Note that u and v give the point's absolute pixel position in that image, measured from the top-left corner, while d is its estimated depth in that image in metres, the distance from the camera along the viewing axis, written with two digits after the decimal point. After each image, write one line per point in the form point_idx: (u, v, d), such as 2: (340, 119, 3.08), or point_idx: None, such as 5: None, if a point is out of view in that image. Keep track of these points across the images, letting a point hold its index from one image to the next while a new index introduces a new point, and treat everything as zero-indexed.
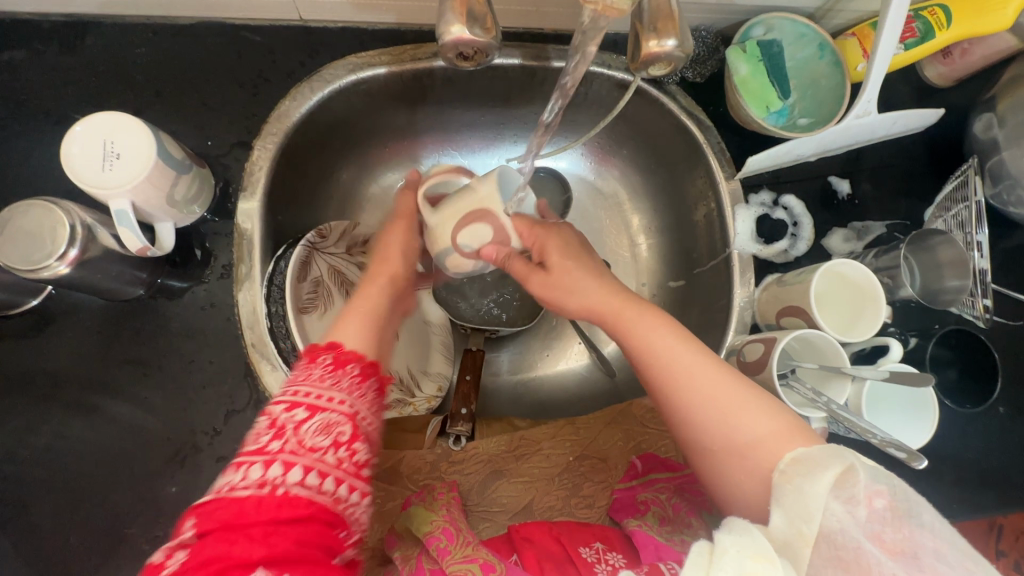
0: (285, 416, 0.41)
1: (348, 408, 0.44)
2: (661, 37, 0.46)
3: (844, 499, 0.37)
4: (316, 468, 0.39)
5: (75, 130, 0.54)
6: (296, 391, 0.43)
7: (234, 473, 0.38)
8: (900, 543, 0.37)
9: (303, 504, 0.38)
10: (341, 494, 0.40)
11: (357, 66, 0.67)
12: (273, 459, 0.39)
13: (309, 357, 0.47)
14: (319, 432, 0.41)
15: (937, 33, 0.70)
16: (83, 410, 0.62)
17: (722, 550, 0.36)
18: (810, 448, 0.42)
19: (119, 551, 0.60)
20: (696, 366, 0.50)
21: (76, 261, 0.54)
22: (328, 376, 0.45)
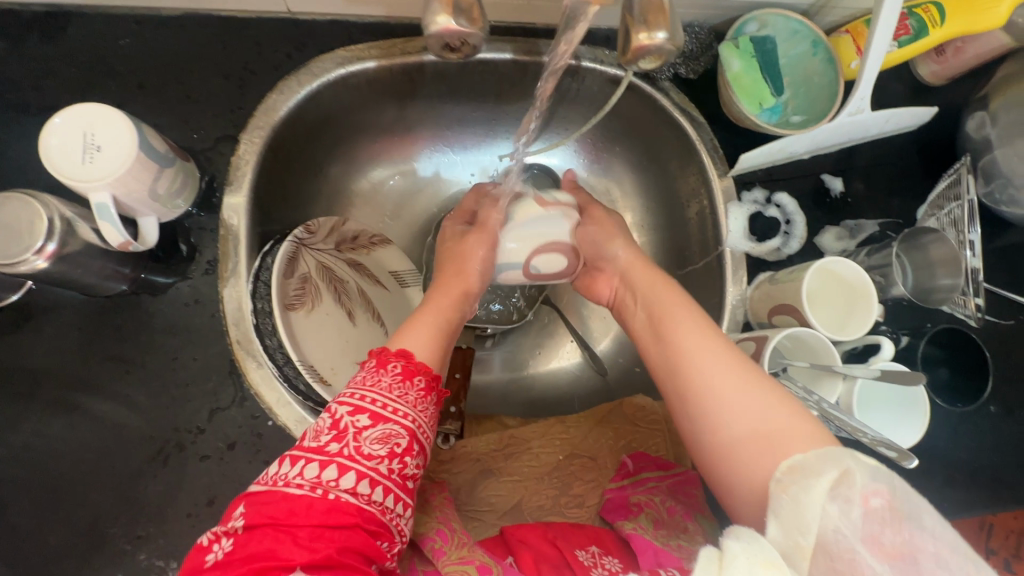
0: (348, 418, 0.45)
1: (410, 422, 0.47)
2: (651, 30, 0.45)
3: (844, 503, 0.37)
4: (368, 477, 0.43)
5: (53, 121, 0.53)
6: (363, 396, 0.46)
7: (292, 466, 0.42)
8: (898, 547, 0.36)
9: (352, 512, 0.41)
10: (387, 505, 0.44)
11: (346, 60, 0.66)
12: (331, 462, 0.42)
13: (378, 360, 0.49)
14: (380, 442, 0.44)
15: (930, 30, 0.69)
16: (64, 408, 0.61)
17: (732, 555, 0.36)
18: (807, 454, 0.41)
19: (100, 553, 0.59)
20: (714, 359, 0.51)
21: (55, 256, 0.53)
22: (396, 387, 0.47)
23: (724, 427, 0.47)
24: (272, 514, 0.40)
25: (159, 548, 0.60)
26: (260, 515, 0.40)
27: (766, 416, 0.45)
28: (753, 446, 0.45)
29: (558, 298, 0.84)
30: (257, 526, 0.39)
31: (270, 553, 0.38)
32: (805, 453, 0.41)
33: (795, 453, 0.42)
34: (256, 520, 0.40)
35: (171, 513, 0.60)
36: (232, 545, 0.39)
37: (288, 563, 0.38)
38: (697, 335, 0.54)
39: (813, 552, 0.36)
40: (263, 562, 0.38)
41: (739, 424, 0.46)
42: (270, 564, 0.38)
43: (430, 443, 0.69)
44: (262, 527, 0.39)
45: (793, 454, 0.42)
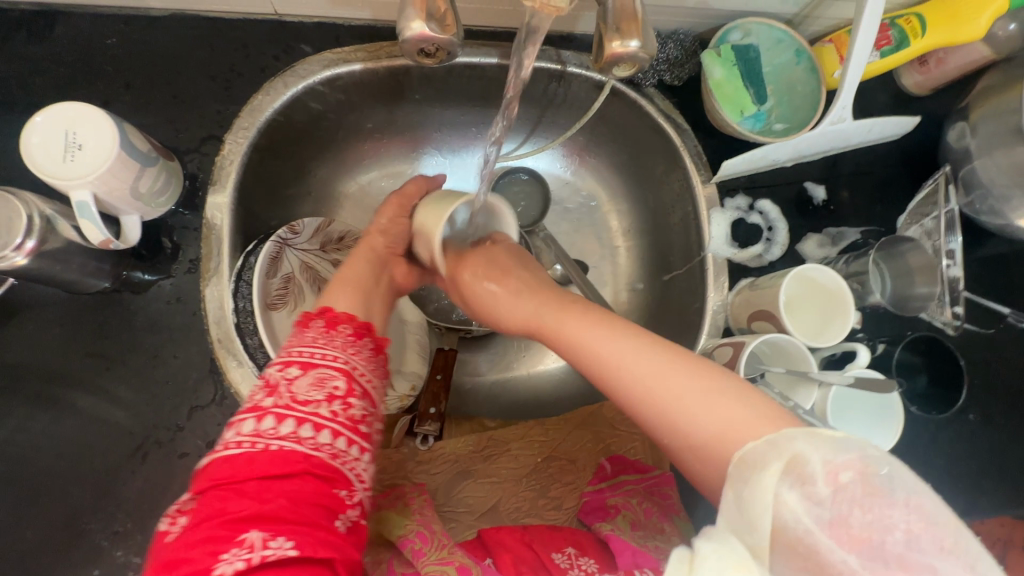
0: (279, 374, 0.47)
1: (342, 365, 0.49)
2: (624, 38, 0.46)
3: (804, 490, 0.35)
4: (309, 421, 0.44)
5: (35, 120, 0.53)
6: (291, 353, 0.48)
7: (232, 432, 0.44)
8: (867, 529, 0.34)
9: (298, 459, 0.42)
10: (338, 448, 0.45)
11: (332, 62, 0.67)
12: (267, 413, 0.44)
13: (303, 324, 0.53)
14: (313, 386, 0.46)
15: (911, 42, 0.70)
16: (45, 403, 0.61)
17: (703, 557, 0.34)
18: (758, 442, 0.38)
19: (77, 548, 0.59)
20: (647, 361, 0.47)
21: (34, 252, 0.53)
22: (321, 338, 0.51)
23: (671, 435, 0.44)
24: (218, 475, 0.41)
25: (136, 545, 0.60)
26: (207, 480, 0.41)
27: (715, 410, 0.42)
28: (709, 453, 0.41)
29: None
30: (206, 490, 0.41)
31: (219, 511, 0.39)
32: (757, 438, 0.38)
33: (747, 440, 0.39)
34: (203, 486, 0.41)
35: (149, 510, 0.60)
36: (185, 520, 0.40)
37: (238, 516, 0.39)
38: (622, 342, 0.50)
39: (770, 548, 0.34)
40: (214, 519, 0.39)
41: (688, 433, 0.43)
42: (221, 523, 0.39)
43: (408, 444, 0.69)
44: (210, 489, 0.41)
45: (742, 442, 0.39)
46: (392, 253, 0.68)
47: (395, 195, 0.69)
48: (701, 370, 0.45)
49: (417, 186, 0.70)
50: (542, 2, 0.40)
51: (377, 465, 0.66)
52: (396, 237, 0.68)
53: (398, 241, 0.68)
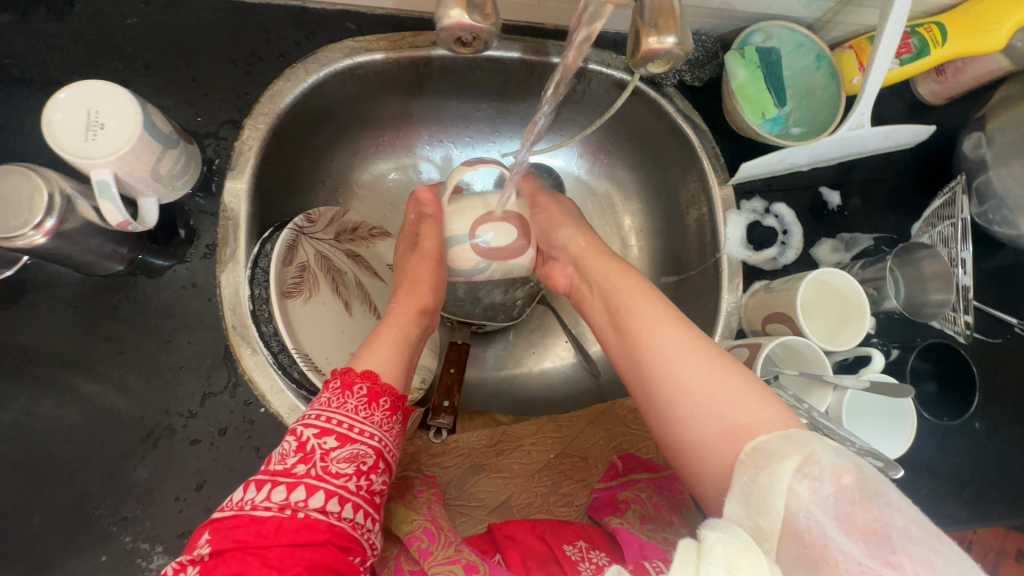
0: (314, 440, 0.46)
1: (376, 442, 0.49)
2: (661, 34, 0.46)
3: (811, 483, 0.35)
4: (337, 495, 0.45)
5: (59, 97, 0.53)
6: (326, 417, 0.47)
7: (257, 492, 0.44)
8: (872, 523, 0.34)
9: (322, 529, 0.43)
10: (357, 520, 0.45)
11: (354, 51, 0.66)
12: (297, 483, 0.44)
13: (344, 382, 0.51)
14: (347, 462, 0.46)
15: (932, 49, 0.70)
16: (56, 386, 0.61)
17: (709, 545, 0.33)
18: (772, 436, 0.39)
19: (86, 534, 0.59)
20: (686, 339, 0.49)
21: (53, 231, 0.52)
22: (361, 409, 0.49)
23: (695, 409, 0.45)
24: (240, 536, 0.41)
25: (144, 531, 0.59)
26: (227, 539, 0.41)
27: (734, 398, 0.44)
28: (725, 431, 0.43)
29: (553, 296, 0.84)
30: (225, 549, 0.41)
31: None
32: (771, 433, 0.40)
33: (761, 432, 0.40)
34: (223, 543, 0.41)
35: (159, 496, 0.60)
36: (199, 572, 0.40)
37: None
38: (657, 318, 0.52)
39: (782, 536, 0.35)
40: None
41: (711, 407, 0.44)
42: None
43: (422, 436, 0.70)
44: (230, 550, 0.41)
45: (758, 435, 0.41)
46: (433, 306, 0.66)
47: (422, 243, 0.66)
48: (725, 360, 0.47)
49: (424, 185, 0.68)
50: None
51: None
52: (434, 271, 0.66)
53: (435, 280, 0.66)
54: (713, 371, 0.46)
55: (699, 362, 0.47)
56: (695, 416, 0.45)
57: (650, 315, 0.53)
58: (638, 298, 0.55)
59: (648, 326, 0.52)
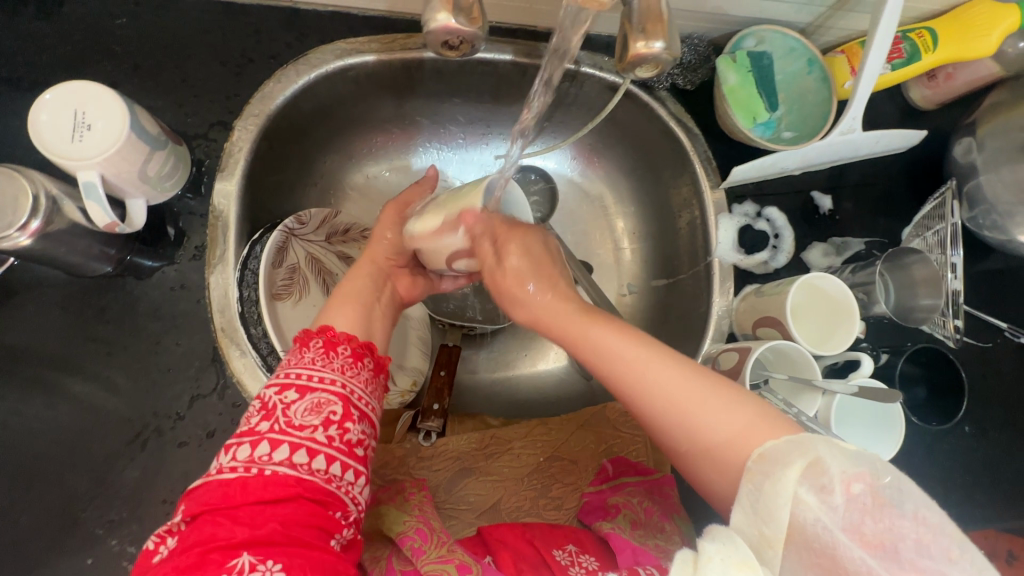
0: (275, 397, 0.46)
1: (340, 389, 0.47)
2: (649, 39, 0.46)
3: (819, 493, 0.35)
4: (304, 447, 0.44)
5: (45, 98, 0.52)
6: (288, 374, 0.47)
7: (226, 456, 0.43)
8: (880, 535, 0.34)
9: (291, 484, 0.42)
10: (333, 473, 0.44)
11: (345, 52, 0.66)
12: (262, 438, 0.43)
13: (302, 342, 0.50)
14: (308, 412, 0.45)
15: (923, 55, 0.71)
16: (43, 387, 0.60)
17: (707, 558, 0.34)
18: (778, 442, 0.38)
19: (72, 536, 0.58)
20: (663, 369, 0.46)
21: (39, 233, 0.52)
22: (320, 360, 0.48)
23: (692, 443, 0.43)
24: (209, 499, 0.41)
25: (131, 533, 0.59)
26: (198, 503, 0.41)
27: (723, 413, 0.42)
28: (726, 458, 0.41)
29: None
30: (197, 513, 0.40)
31: (210, 537, 0.39)
32: (775, 439, 0.39)
33: (766, 440, 0.39)
34: (193, 508, 0.41)
35: (146, 499, 0.59)
36: (176, 541, 0.40)
37: (230, 541, 0.39)
38: (626, 341, 0.50)
39: (787, 544, 0.35)
40: (206, 544, 0.39)
41: (707, 439, 0.42)
42: (211, 547, 0.39)
43: (411, 439, 0.70)
44: (201, 514, 0.40)
45: (761, 442, 0.39)
46: (392, 265, 0.66)
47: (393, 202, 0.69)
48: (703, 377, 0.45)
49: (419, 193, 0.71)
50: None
51: (380, 459, 0.66)
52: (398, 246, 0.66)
53: (396, 252, 0.66)
54: (699, 398, 0.44)
55: (682, 393, 0.45)
56: (696, 450, 0.43)
57: (623, 348, 0.49)
58: (607, 333, 0.51)
59: (625, 362, 0.48)
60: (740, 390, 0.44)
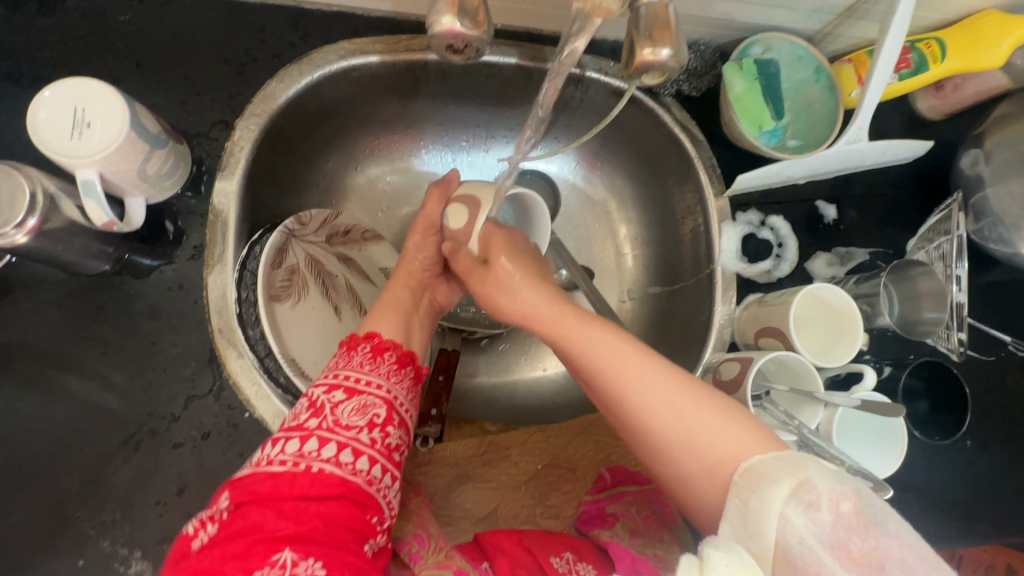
0: (324, 396, 0.47)
1: (384, 393, 0.49)
2: (656, 46, 0.45)
3: (807, 509, 0.35)
4: (350, 447, 0.45)
5: (44, 94, 0.52)
6: (336, 375, 0.49)
7: (273, 449, 0.44)
8: (867, 554, 0.33)
9: (337, 484, 0.43)
10: (373, 475, 0.45)
11: (349, 53, 0.66)
12: (311, 435, 0.44)
13: (350, 345, 0.53)
14: (356, 412, 0.47)
15: (931, 65, 0.70)
16: (38, 386, 0.60)
17: (712, 563, 0.33)
18: (766, 457, 0.38)
19: (63, 537, 0.58)
20: (649, 382, 0.45)
21: (36, 231, 0.51)
22: (367, 364, 0.51)
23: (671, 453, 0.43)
24: (258, 489, 0.41)
25: (124, 535, 0.58)
26: (245, 493, 0.41)
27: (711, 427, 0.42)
28: (707, 469, 0.41)
29: None
30: (242, 503, 0.40)
31: (256, 526, 0.39)
32: (764, 454, 0.39)
33: (753, 453, 0.39)
34: (240, 497, 0.41)
35: (139, 500, 0.59)
36: (216, 529, 0.40)
37: (275, 534, 0.39)
38: (611, 348, 0.48)
39: (776, 560, 0.35)
40: (251, 534, 0.39)
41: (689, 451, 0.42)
42: (255, 538, 0.39)
43: (409, 444, 0.68)
44: (247, 503, 0.40)
45: (749, 456, 0.39)
46: (428, 275, 0.66)
47: (420, 212, 0.66)
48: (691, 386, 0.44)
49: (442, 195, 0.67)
50: (595, 3, 0.40)
51: None
52: (431, 256, 0.66)
53: (430, 261, 0.66)
54: (688, 410, 0.43)
55: (672, 406, 0.44)
56: (681, 458, 0.42)
57: (616, 355, 0.47)
58: (598, 339, 0.49)
59: (615, 369, 0.46)
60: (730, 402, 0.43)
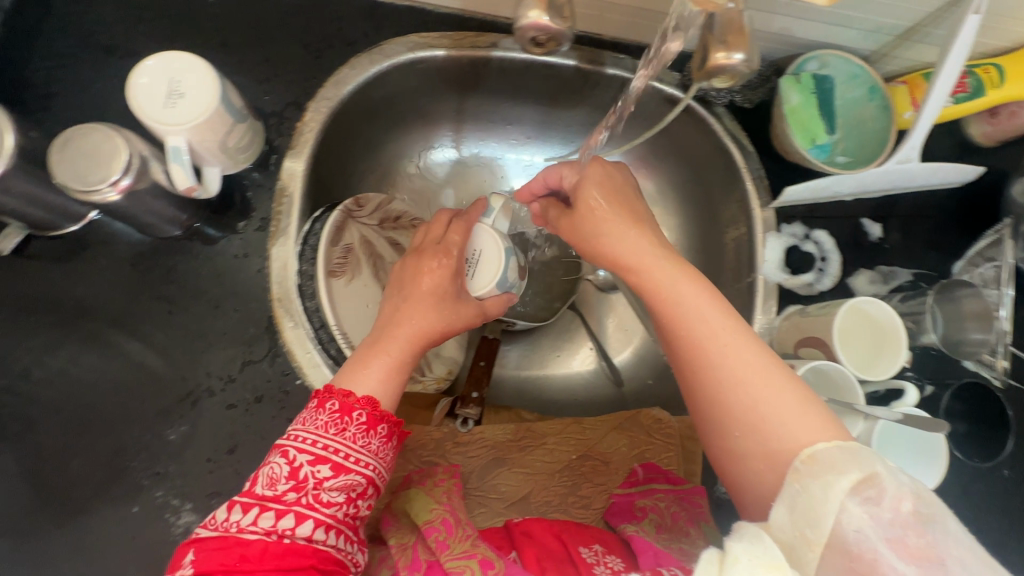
0: (309, 469, 0.47)
1: (369, 471, 0.49)
2: (729, 50, 0.47)
3: (869, 504, 0.37)
4: (325, 524, 0.46)
5: (147, 63, 0.55)
6: (324, 446, 0.48)
7: (246, 513, 0.45)
8: (924, 548, 0.36)
9: (307, 554, 0.45)
10: (341, 544, 0.47)
11: (417, 46, 0.69)
12: (286, 511, 0.45)
13: (344, 408, 0.50)
14: (338, 491, 0.47)
15: (988, 90, 0.71)
16: (107, 339, 0.63)
17: (733, 557, 0.35)
18: (829, 447, 0.39)
19: (119, 484, 0.60)
20: (733, 353, 0.45)
21: (127, 190, 0.54)
22: (359, 438, 0.49)
23: (741, 429, 0.44)
24: (225, 559, 0.43)
25: (175, 488, 0.61)
26: (212, 559, 0.43)
27: (786, 412, 0.42)
28: (772, 448, 0.42)
29: (583, 303, 0.86)
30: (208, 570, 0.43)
31: None
32: (829, 442, 0.40)
33: (817, 441, 0.40)
34: (206, 565, 0.43)
35: (192, 455, 0.62)
36: None
37: None
38: (705, 307, 0.48)
39: (826, 547, 0.36)
40: None
41: (760, 431, 0.43)
42: None
43: (447, 425, 0.70)
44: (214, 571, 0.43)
45: (813, 442, 0.40)
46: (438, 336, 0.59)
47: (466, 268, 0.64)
48: (774, 367, 0.45)
49: (496, 305, 0.65)
50: None
51: (416, 440, 0.67)
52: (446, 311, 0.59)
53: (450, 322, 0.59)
54: (769, 385, 0.44)
55: (754, 379, 0.44)
56: (747, 436, 0.43)
57: (709, 317, 0.47)
58: (692, 296, 0.48)
59: (703, 331, 0.47)
60: (811, 389, 0.44)
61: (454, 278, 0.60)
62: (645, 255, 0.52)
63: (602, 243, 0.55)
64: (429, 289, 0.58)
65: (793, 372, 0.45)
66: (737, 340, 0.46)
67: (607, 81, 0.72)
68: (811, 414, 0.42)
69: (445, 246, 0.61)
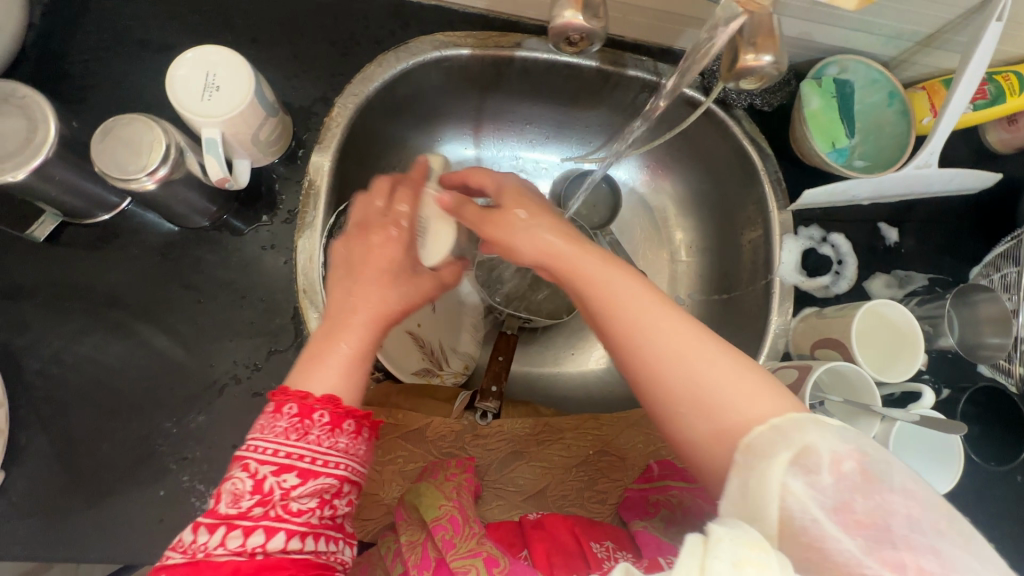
0: (274, 479, 0.41)
1: (342, 470, 0.44)
2: (758, 52, 0.48)
3: (806, 478, 0.36)
4: (301, 534, 0.41)
5: (187, 55, 0.57)
6: (288, 452, 0.42)
7: (209, 535, 0.40)
8: (871, 514, 0.34)
9: (283, 566, 0.40)
10: (321, 549, 0.42)
11: (443, 44, 0.70)
12: (255, 527, 0.40)
13: (303, 411, 0.44)
14: (311, 497, 0.42)
15: (1007, 97, 0.72)
16: (136, 326, 0.64)
17: (716, 538, 0.32)
18: (766, 429, 0.39)
19: (146, 468, 0.62)
20: (666, 335, 0.45)
21: (163, 180, 0.56)
22: (326, 439, 0.44)
23: (686, 413, 0.43)
24: None
25: (201, 472, 0.62)
26: None
27: (726, 389, 0.42)
28: (717, 429, 0.42)
29: None
30: None
31: None
32: (766, 423, 0.40)
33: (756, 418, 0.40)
34: None
35: (217, 441, 0.63)
36: None
37: None
38: (634, 293, 0.48)
39: (780, 536, 0.35)
40: None
41: (704, 412, 0.42)
42: None
43: (466, 417, 0.71)
44: None
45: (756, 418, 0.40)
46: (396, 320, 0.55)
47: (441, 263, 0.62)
48: (707, 344, 0.45)
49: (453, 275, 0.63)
50: None
51: (436, 431, 0.68)
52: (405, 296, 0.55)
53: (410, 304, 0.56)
54: (705, 364, 0.44)
55: (687, 358, 0.44)
56: (692, 418, 0.43)
57: (639, 302, 0.47)
58: (621, 283, 0.49)
59: (636, 317, 0.46)
60: (745, 359, 0.44)
61: (407, 253, 0.57)
62: (565, 247, 0.52)
63: (536, 235, 0.53)
64: (381, 267, 0.54)
65: (722, 343, 0.46)
66: (669, 322, 0.46)
67: (628, 82, 0.73)
68: (749, 387, 0.42)
69: (394, 216, 0.58)
